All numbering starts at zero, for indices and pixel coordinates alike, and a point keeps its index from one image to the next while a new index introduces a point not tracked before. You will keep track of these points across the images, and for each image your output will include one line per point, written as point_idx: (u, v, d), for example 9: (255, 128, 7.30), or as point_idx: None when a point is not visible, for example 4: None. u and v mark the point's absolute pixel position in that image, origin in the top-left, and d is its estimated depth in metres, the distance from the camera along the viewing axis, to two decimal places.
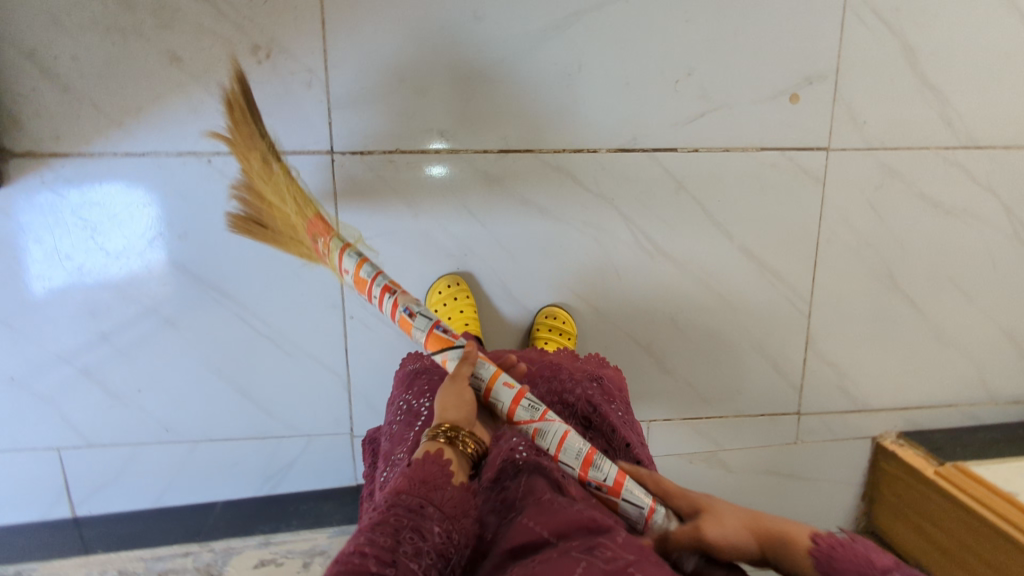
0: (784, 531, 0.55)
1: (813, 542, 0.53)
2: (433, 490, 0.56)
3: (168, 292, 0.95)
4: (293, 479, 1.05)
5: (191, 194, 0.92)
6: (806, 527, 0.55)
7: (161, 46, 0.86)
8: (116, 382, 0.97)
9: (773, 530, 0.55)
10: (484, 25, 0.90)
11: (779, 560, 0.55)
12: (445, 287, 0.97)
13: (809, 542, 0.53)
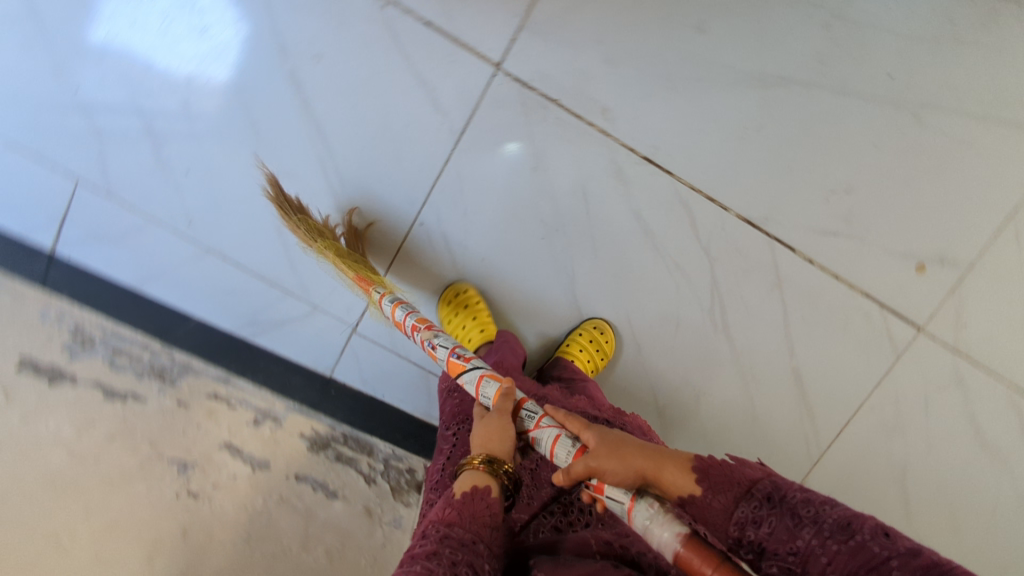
0: (661, 465, 0.59)
1: (679, 474, 0.58)
2: (482, 520, 0.62)
3: (270, 100, 0.89)
4: (276, 338, 0.99)
5: (349, 25, 0.87)
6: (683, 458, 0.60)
7: None
8: (170, 153, 0.91)
9: (654, 461, 0.60)
10: (700, 38, 0.88)
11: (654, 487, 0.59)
12: (449, 313, 0.97)
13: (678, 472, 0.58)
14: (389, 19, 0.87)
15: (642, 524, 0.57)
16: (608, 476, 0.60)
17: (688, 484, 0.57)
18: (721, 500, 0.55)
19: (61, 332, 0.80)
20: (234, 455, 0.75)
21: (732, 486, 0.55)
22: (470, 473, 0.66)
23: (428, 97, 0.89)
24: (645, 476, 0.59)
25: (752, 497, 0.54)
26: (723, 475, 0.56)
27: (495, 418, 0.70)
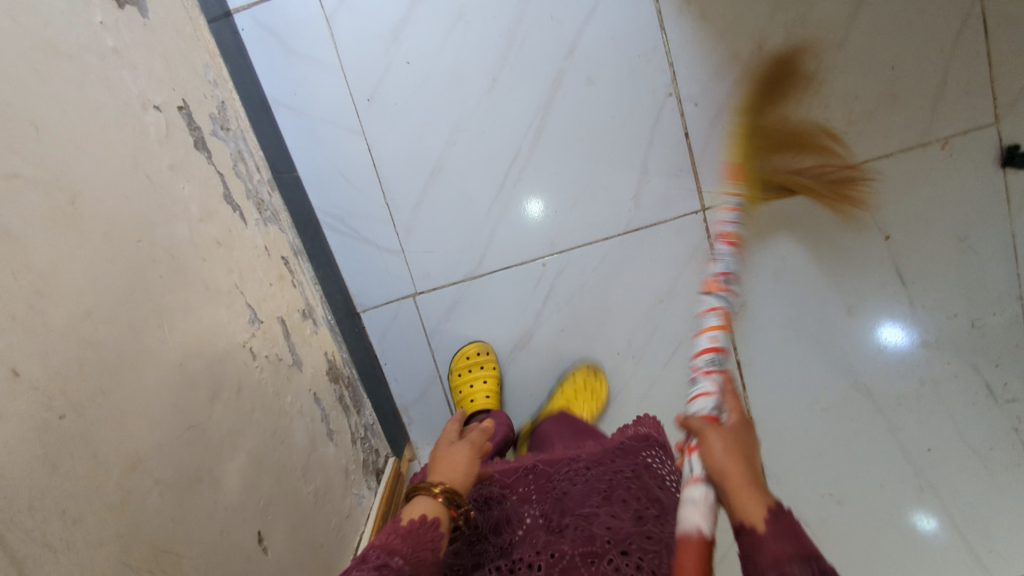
0: (733, 488, 0.51)
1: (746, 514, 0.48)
2: (425, 551, 0.54)
3: (526, 74, 0.89)
4: (346, 246, 0.93)
5: (635, 83, 0.89)
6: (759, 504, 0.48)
7: (766, 32, 0.89)
8: (410, 35, 0.88)
9: (729, 482, 0.51)
10: (844, 318, 0.97)
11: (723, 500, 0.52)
12: (472, 353, 0.93)
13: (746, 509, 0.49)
14: (666, 104, 0.90)
15: (688, 496, 0.54)
16: (705, 453, 0.55)
17: (754, 513, 0.48)
18: (778, 547, 0.45)
19: (213, 101, 0.72)
20: (285, 336, 0.68)
21: (796, 543, 0.45)
22: (425, 499, 0.59)
23: (640, 181, 0.92)
24: (724, 481, 0.52)
25: (803, 564, 0.43)
26: (788, 529, 0.46)
27: (457, 446, 0.68)
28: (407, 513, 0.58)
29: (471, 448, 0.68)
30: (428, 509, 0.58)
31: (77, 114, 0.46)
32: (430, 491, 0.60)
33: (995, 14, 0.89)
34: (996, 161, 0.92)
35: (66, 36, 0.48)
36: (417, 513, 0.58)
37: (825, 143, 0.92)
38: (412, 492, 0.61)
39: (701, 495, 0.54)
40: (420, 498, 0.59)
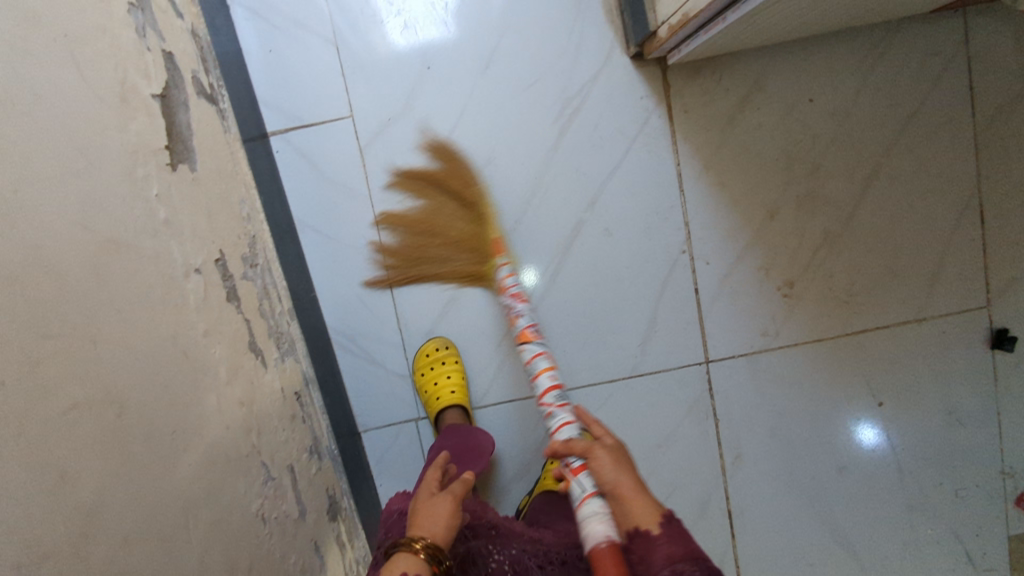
0: (625, 498, 0.56)
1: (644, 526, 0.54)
2: None
3: (548, 220, 0.92)
4: (353, 366, 0.94)
5: (652, 238, 0.93)
6: (645, 509, 0.55)
7: (780, 203, 0.94)
8: (439, 173, 0.91)
9: (617, 490, 0.57)
10: (835, 475, 0.99)
11: (624, 505, 0.56)
12: (432, 350, 0.92)
13: (640, 519, 0.55)
14: (679, 260, 0.94)
15: (587, 512, 0.57)
16: (596, 467, 0.59)
17: (643, 516, 0.55)
18: (670, 547, 0.52)
19: (245, 239, 0.73)
20: (293, 486, 0.68)
21: (681, 543, 0.53)
22: (404, 556, 0.60)
23: (648, 329, 0.95)
24: (619, 491, 0.57)
25: (690, 561, 0.51)
26: (675, 528, 0.54)
27: (439, 500, 0.67)
28: (389, 571, 0.59)
29: (453, 498, 0.67)
30: (409, 565, 0.59)
31: (130, 310, 0.47)
32: (411, 546, 0.61)
33: (991, 209, 0.94)
34: (983, 342, 0.97)
35: (129, 225, 0.50)
36: (398, 568, 0.59)
37: (826, 311, 0.96)
38: (393, 548, 0.62)
39: (599, 507, 0.57)
40: (404, 551, 0.60)
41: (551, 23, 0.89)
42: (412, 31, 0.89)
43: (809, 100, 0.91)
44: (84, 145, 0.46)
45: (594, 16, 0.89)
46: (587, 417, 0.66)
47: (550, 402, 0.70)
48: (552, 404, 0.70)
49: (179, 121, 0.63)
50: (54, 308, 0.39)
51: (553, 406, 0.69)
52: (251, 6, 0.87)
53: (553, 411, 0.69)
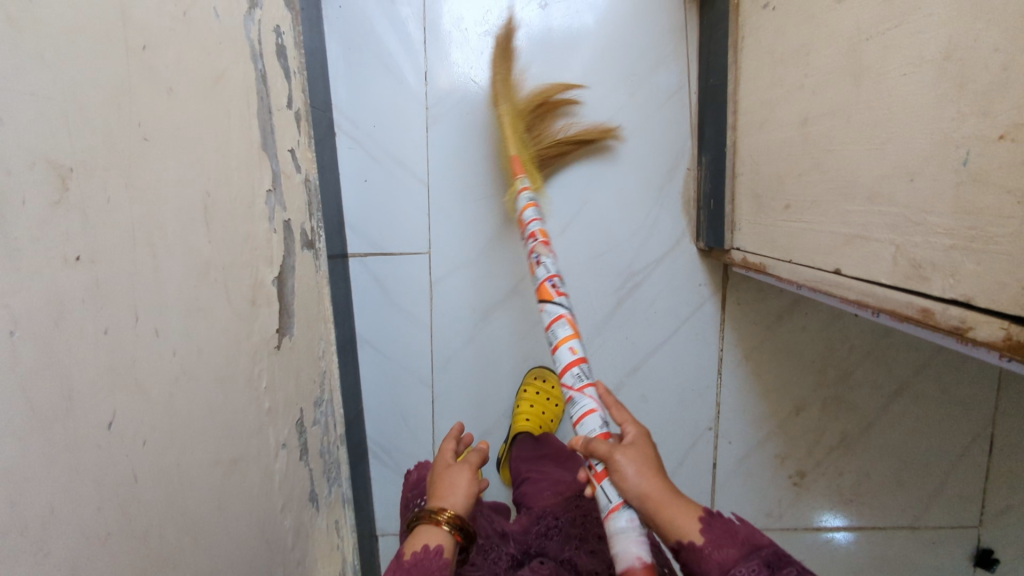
0: (662, 510, 0.54)
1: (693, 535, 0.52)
2: None
3: (593, 376, 0.98)
4: (384, 475, 1.00)
5: (682, 408, 1.00)
6: (687, 512, 0.53)
7: (808, 400, 1.00)
8: (501, 315, 0.96)
9: (653, 508, 0.54)
10: None
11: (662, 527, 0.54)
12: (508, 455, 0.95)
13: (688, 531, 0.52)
14: (704, 434, 1.01)
15: (617, 528, 0.56)
16: (619, 478, 0.56)
17: (691, 528, 0.52)
18: (724, 552, 0.50)
19: (318, 380, 0.79)
20: None
21: (734, 542, 0.51)
22: (427, 529, 0.56)
23: None
24: (648, 503, 0.54)
25: (752, 558, 0.49)
26: (723, 530, 0.52)
27: (457, 468, 0.62)
28: (410, 546, 0.55)
29: (472, 467, 0.62)
30: (433, 538, 0.55)
31: (236, 523, 0.53)
32: (434, 518, 0.57)
33: (1002, 441, 1.00)
34: (969, 558, 1.03)
35: (243, 433, 0.55)
36: (421, 544, 0.55)
37: (830, 504, 1.03)
38: (416, 521, 0.58)
39: (629, 522, 0.56)
40: (425, 523, 0.57)
41: (631, 204, 0.95)
42: (501, 186, 0.94)
43: (854, 313, 0.97)
44: (223, 374, 0.52)
45: (670, 202, 0.95)
46: (607, 402, 0.62)
47: (570, 381, 0.67)
48: (576, 386, 0.66)
49: (287, 289, 0.69)
50: (189, 563, 0.44)
51: (574, 389, 0.66)
52: (355, 134, 0.92)
53: (575, 398, 0.66)
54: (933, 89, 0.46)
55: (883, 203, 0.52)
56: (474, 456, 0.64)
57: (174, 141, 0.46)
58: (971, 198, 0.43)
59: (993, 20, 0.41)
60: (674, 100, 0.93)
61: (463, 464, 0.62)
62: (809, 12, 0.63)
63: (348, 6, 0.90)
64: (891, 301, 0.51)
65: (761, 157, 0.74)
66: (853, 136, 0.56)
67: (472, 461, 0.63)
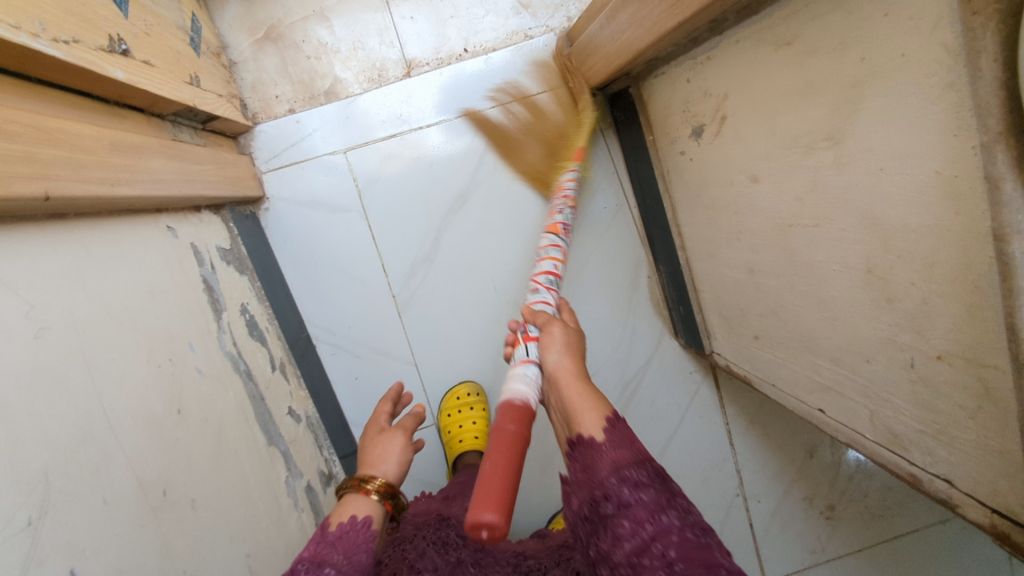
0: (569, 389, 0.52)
1: (595, 418, 0.50)
2: (360, 556, 0.48)
3: None
4: None
5: (707, 486, 1.04)
6: (593, 403, 0.51)
7: (817, 442, 1.05)
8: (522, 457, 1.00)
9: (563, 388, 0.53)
10: None
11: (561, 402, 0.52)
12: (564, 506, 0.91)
13: (590, 415, 0.50)
14: (734, 502, 1.05)
15: (521, 375, 0.54)
16: (545, 344, 0.57)
17: (593, 425, 0.49)
18: (619, 452, 0.47)
19: None
20: None
21: (629, 446, 0.48)
22: (355, 498, 0.52)
23: None
24: (557, 379, 0.54)
25: (643, 465, 0.46)
26: (623, 435, 0.49)
27: (389, 436, 0.58)
28: (337, 516, 0.51)
29: (405, 432, 0.59)
30: (359, 507, 0.51)
31: None
32: (362, 486, 0.53)
33: None
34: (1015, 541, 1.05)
35: None
36: (348, 514, 0.51)
37: (868, 528, 1.05)
38: (342, 493, 0.54)
39: (532, 373, 0.54)
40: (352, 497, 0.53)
41: (608, 322, 0.99)
42: (483, 343, 0.97)
43: None
44: None
45: (642, 309, 1.00)
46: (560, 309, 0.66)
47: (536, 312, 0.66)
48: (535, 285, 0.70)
49: None
50: None
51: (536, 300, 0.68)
52: (334, 341, 0.95)
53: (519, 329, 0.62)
54: (866, 295, 0.50)
55: (848, 370, 0.57)
56: (410, 422, 0.61)
57: (210, 542, 0.49)
58: (929, 399, 0.48)
59: (902, 255, 0.45)
60: (619, 219, 0.97)
61: (394, 428, 0.59)
62: (727, 178, 0.67)
63: (293, 227, 0.92)
64: (881, 457, 0.56)
65: (720, 284, 0.78)
66: (802, 303, 0.60)
67: (406, 428, 0.60)
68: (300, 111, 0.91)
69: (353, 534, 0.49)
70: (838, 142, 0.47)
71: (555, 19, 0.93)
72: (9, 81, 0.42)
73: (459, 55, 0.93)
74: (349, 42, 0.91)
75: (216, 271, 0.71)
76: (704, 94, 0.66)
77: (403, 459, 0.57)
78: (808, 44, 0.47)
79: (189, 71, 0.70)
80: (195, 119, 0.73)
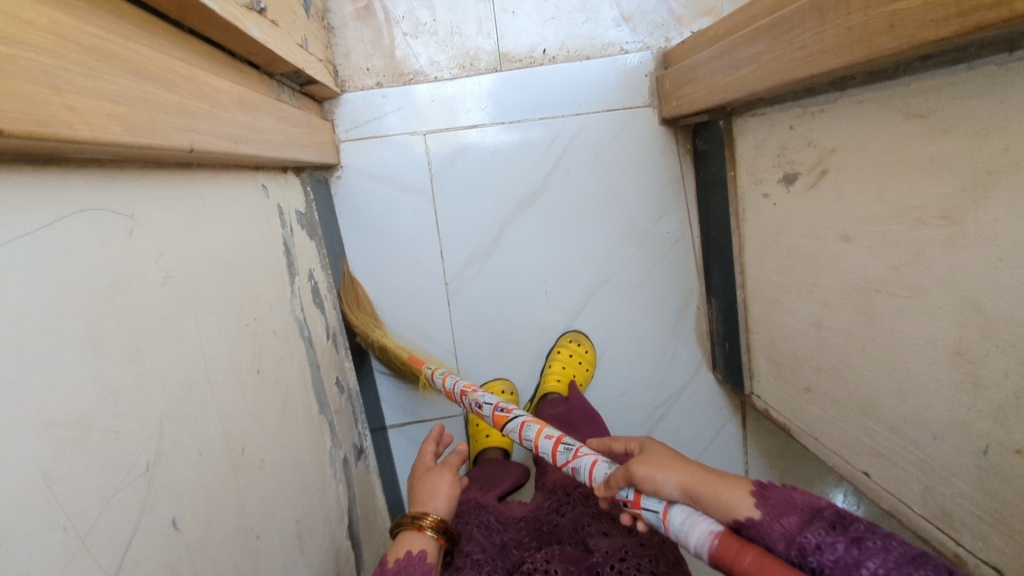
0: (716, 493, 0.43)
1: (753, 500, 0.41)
2: None
3: None
4: None
5: None
6: (735, 481, 0.43)
7: None
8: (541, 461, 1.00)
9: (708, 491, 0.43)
10: None
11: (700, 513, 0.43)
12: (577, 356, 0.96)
13: (743, 500, 0.42)
14: None
15: (678, 527, 0.44)
16: (647, 490, 0.46)
17: (743, 503, 0.41)
18: (787, 521, 0.39)
19: None
20: None
21: (794, 509, 0.40)
22: (412, 535, 0.52)
23: None
24: (691, 492, 0.44)
25: (816, 521, 0.39)
26: (783, 499, 0.41)
27: (437, 473, 0.59)
28: (394, 552, 0.51)
29: (453, 470, 0.59)
30: (416, 543, 0.52)
31: None
32: (417, 524, 0.53)
33: None
34: None
35: None
36: (405, 549, 0.51)
37: None
38: (395, 529, 0.54)
39: (684, 513, 0.44)
40: (409, 533, 0.53)
41: (650, 344, 1.00)
42: (524, 343, 0.98)
43: None
44: None
45: (686, 337, 1.00)
46: (607, 448, 0.57)
47: None
48: None
49: (356, 524, 0.72)
50: None
51: None
52: (381, 317, 0.95)
53: None
54: (949, 375, 0.51)
55: (909, 442, 0.57)
56: (455, 460, 0.60)
57: (271, 505, 0.50)
58: (997, 489, 0.48)
59: (1003, 345, 0.45)
60: (680, 245, 0.98)
61: (443, 467, 0.59)
62: (814, 231, 0.67)
63: (361, 200, 0.93)
64: (929, 533, 0.56)
65: (778, 330, 0.79)
66: (871, 368, 0.61)
67: (451, 465, 0.60)
68: (387, 87, 0.91)
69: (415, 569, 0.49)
70: (956, 223, 0.48)
71: (654, 38, 0.93)
72: (173, 31, 0.43)
73: (552, 57, 0.93)
74: (447, 26, 0.91)
75: (293, 234, 0.71)
76: (807, 144, 0.66)
77: (451, 497, 0.57)
78: (945, 121, 0.47)
79: (301, 33, 0.70)
80: (297, 80, 0.73)
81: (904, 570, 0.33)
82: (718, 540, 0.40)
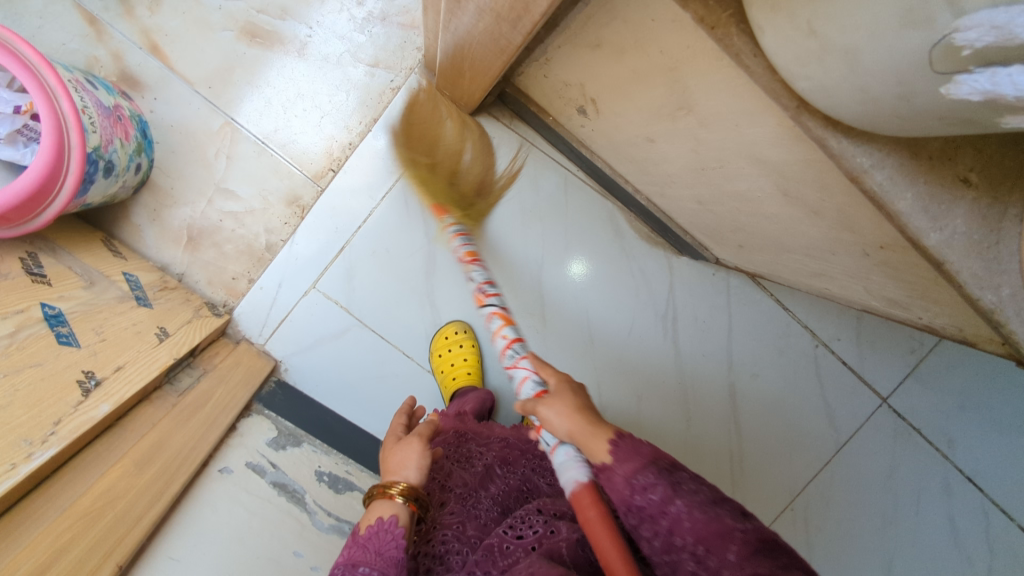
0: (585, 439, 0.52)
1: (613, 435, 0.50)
2: (392, 555, 0.50)
3: (714, 399, 1.03)
4: None
5: (788, 354, 1.04)
6: (598, 431, 0.51)
7: None
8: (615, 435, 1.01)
9: (576, 438, 0.52)
10: None
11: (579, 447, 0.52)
12: None
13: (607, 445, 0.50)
14: (818, 354, 1.04)
15: (558, 464, 0.52)
16: (549, 427, 0.55)
17: (601, 450, 0.50)
18: (628, 465, 0.48)
19: None
20: None
21: (637, 454, 0.48)
22: (382, 504, 0.54)
23: (834, 426, 1.03)
24: (574, 437, 0.52)
25: (649, 466, 0.47)
26: (629, 446, 0.49)
27: (406, 440, 0.60)
28: (365, 522, 0.53)
29: (423, 440, 0.60)
30: (386, 510, 0.54)
31: None
32: (387, 493, 0.55)
33: None
34: None
35: None
36: (375, 517, 0.54)
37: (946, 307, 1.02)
38: (370, 500, 0.56)
39: (567, 454, 0.52)
40: (393, 500, 0.55)
41: (618, 277, 1.02)
42: None
43: None
44: None
45: (638, 249, 1.02)
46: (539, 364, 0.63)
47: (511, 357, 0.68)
48: (513, 365, 0.67)
49: None
50: None
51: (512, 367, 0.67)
52: None
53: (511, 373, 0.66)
54: (796, 211, 0.51)
55: (831, 262, 0.57)
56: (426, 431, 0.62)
57: None
58: (904, 273, 0.48)
59: (802, 180, 0.45)
60: (571, 187, 1.00)
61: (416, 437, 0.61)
62: (631, 141, 0.67)
63: (313, 371, 0.95)
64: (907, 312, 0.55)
65: (683, 210, 0.78)
66: (758, 220, 0.60)
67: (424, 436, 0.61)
68: (259, 277, 0.95)
69: (384, 535, 0.51)
70: (692, 110, 0.48)
71: (408, 60, 0.96)
72: (44, 490, 0.49)
73: (351, 144, 0.96)
74: (257, 195, 0.94)
75: (280, 465, 0.78)
76: (564, 84, 0.66)
77: (422, 460, 0.58)
78: (614, 43, 0.48)
79: (152, 329, 0.74)
80: (185, 357, 0.78)
81: (703, 509, 0.44)
82: (579, 484, 0.49)
